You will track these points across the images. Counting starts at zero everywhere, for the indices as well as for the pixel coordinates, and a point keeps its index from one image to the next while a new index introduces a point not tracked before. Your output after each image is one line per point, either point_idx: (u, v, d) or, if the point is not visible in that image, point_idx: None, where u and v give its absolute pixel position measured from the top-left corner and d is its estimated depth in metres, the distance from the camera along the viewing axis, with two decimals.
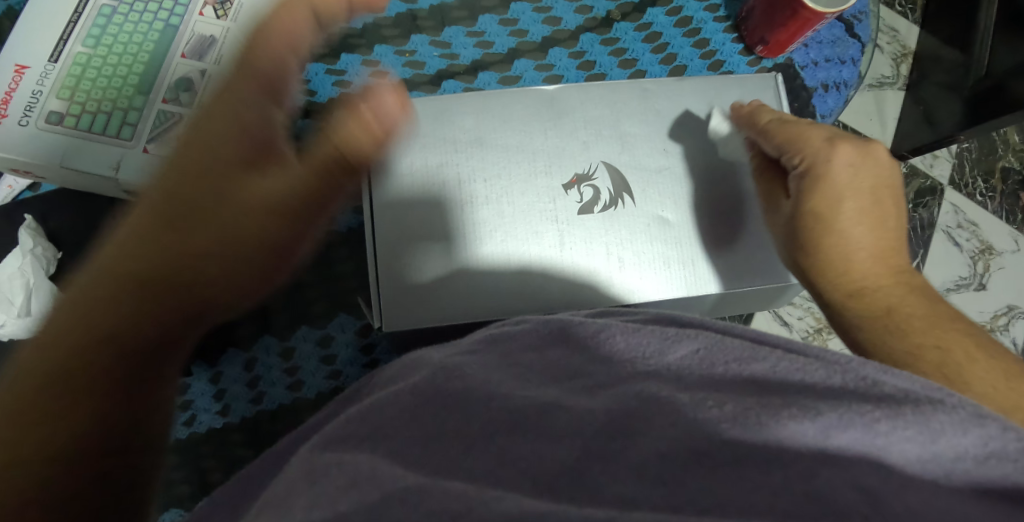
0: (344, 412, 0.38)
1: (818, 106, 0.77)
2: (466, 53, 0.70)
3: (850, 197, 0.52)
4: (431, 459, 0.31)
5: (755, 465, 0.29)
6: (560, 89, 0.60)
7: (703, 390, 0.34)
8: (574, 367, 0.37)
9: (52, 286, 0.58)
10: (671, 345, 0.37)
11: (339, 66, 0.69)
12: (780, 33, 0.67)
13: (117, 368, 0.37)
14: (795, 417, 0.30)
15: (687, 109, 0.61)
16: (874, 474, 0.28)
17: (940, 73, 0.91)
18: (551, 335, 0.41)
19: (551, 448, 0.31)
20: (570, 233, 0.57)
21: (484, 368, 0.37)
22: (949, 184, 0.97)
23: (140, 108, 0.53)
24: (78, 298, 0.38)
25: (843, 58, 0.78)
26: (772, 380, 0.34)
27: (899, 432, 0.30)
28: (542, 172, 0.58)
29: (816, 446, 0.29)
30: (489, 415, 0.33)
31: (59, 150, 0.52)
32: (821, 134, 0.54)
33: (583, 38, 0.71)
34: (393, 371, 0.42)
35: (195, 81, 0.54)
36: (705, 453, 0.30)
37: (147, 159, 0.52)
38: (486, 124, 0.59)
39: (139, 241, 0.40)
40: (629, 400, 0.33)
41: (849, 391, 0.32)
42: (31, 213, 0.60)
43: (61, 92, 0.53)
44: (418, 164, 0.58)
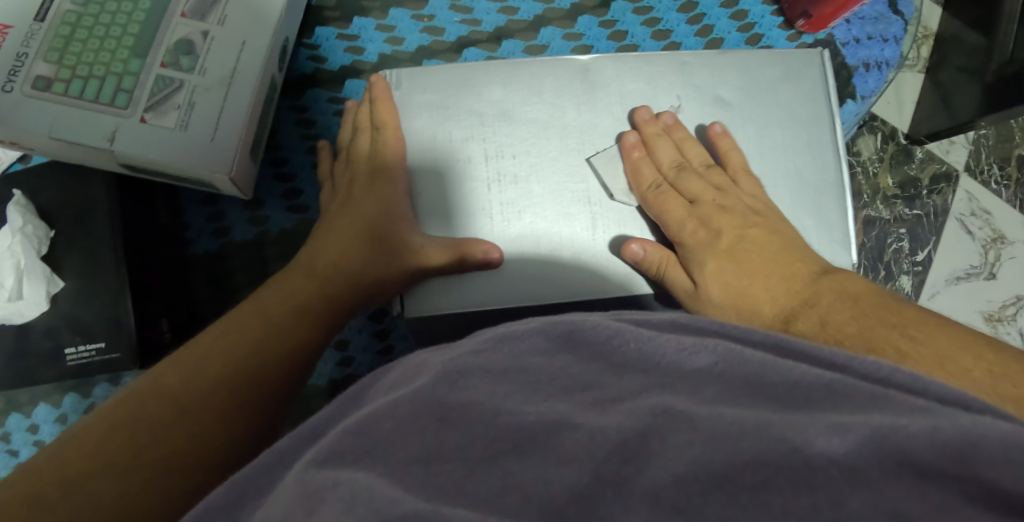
0: (351, 413, 0.34)
1: (858, 86, 0.73)
2: (488, 19, 0.65)
3: (712, 259, 0.52)
4: (434, 479, 0.28)
5: (779, 490, 0.25)
6: (594, 60, 0.56)
7: (725, 405, 0.29)
8: (586, 376, 0.33)
9: (45, 269, 0.54)
10: (685, 356, 0.32)
11: (351, 30, 0.64)
12: (825, 7, 0.62)
13: (264, 390, 0.46)
14: (826, 434, 0.26)
15: (728, 84, 0.56)
16: (905, 497, 0.24)
17: (961, 56, 0.86)
18: (553, 336, 0.35)
19: (562, 472, 0.27)
20: (603, 216, 0.53)
21: (491, 375, 0.33)
22: (964, 170, 0.93)
23: (135, 73, 0.48)
24: (254, 315, 0.49)
25: (885, 36, 0.74)
26: (797, 395, 0.29)
27: (937, 438, 0.25)
28: (574, 150, 0.54)
29: (845, 467, 0.25)
30: (495, 434, 0.29)
31: (48, 120, 0.46)
32: (682, 203, 0.54)
33: (614, 6, 0.66)
34: (398, 369, 0.37)
35: (196, 43, 0.49)
36: (727, 479, 0.26)
37: (145, 130, 0.47)
38: (515, 96, 0.55)
39: (296, 291, 0.52)
40: (641, 416, 0.29)
41: (895, 406, 0.28)
42: (20, 189, 0.56)
43: (49, 55, 0.48)
44: (441, 138, 0.54)
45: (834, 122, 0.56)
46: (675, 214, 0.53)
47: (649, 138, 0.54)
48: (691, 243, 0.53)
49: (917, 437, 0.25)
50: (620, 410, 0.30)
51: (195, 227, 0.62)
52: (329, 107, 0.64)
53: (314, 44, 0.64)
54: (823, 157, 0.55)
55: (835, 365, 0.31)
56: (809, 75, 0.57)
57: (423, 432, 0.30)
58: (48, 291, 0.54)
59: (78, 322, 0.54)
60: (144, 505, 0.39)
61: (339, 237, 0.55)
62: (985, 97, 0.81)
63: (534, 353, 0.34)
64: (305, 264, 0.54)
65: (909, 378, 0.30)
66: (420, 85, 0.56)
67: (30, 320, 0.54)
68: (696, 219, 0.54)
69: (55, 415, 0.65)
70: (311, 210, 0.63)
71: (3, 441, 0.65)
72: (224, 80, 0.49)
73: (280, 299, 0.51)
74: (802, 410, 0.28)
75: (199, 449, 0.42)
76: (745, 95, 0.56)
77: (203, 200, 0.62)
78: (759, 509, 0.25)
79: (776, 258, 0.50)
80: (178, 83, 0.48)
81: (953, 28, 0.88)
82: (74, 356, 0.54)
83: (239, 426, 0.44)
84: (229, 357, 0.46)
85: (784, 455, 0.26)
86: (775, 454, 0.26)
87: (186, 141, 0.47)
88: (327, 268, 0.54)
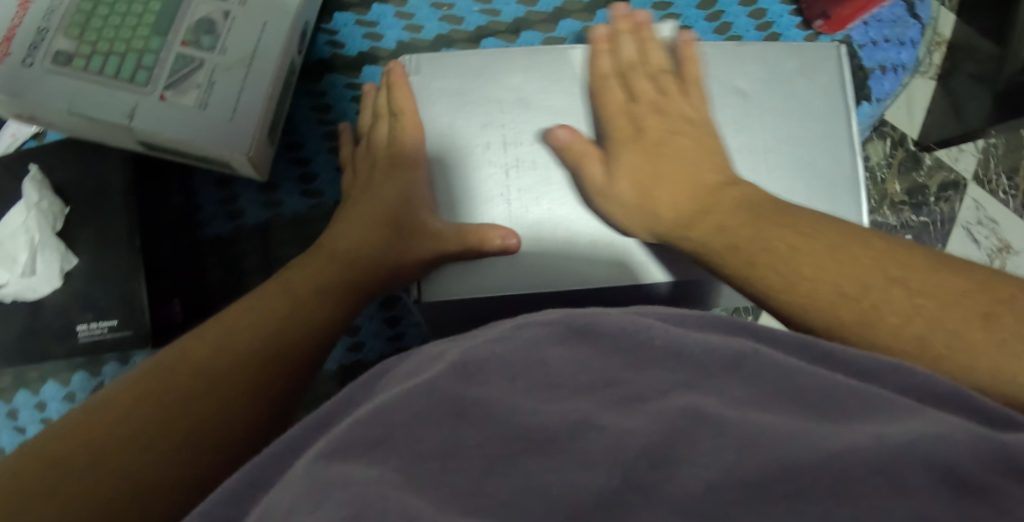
0: (361, 403, 0.35)
1: (874, 88, 0.73)
2: (508, 10, 0.65)
3: (623, 150, 0.54)
4: (451, 479, 0.28)
5: (820, 500, 0.25)
6: (613, 50, 0.57)
7: (756, 408, 0.29)
8: (610, 371, 0.32)
9: (59, 245, 0.54)
10: (714, 356, 0.32)
11: (370, 17, 0.64)
12: (843, 9, 0.63)
13: (289, 368, 0.47)
14: (856, 437, 0.26)
15: (745, 75, 0.57)
16: (947, 506, 0.24)
17: (974, 65, 0.86)
18: (568, 327, 0.35)
19: (588, 478, 0.27)
20: None
21: (514, 373, 0.33)
22: (971, 179, 0.93)
23: (156, 50, 0.48)
24: (281, 293, 0.50)
25: (903, 39, 0.74)
26: (830, 404, 0.29)
27: (977, 450, 0.26)
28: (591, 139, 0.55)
29: (890, 476, 0.25)
30: (513, 434, 0.29)
31: (67, 94, 0.46)
32: (619, 94, 0.56)
33: (634, 1, 0.67)
34: (415, 359, 0.38)
35: (217, 23, 0.49)
36: (760, 485, 0.25)
37: (163, 107, 0.47)
38: (535, 84, 0.55)
39: (320, 272, 0.53)
40: (670, 419, 0.29)
41: (925, 414, 0.28)
42: (37, 163, 0.56)
43: (70, 30, 0.48)
44: (459, 124, 0.54)
45: (850, 114, 0.56)
46: (608, 104, 0.55)
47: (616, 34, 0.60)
48: (616, 134, 0.55)
49: (959, 446, 0.25)
50: (647, 412, 0.30)
51: (207, 209, 0.62)
52: (346, 93, 0.64)
53: (333, 29, 0.64)
54: (840, 150, 0.55)
55: (865, 372, 0.32)
56: (827, 67, 0.57)
57: (440, 426, 0.30)
58: (61, 268, 0.54)
59: (91, 300, 0.54)
60: (164, 473, 0.38)
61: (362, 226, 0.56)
62: (994, 105, 0.81)
63: (551, 341, 0.34)
64: (330, 249, 0.55)
65: (943, 392, 0.30)
66: (438, 73, 0.55)
67: (43, 297, 0.54)
68: (642, 112, 0.56)
69: (63, 392, 0.65)
70: (326, 195, 0.63)
71: (11, 417, 0.65)
72: (244, 60, 0.49)
73: (302, 284, 0.51)
74: (837, 421, 0.28)
75: (223, 422, 0.42)
76: (761, 87, 0.56)
77: (217, 183, 0.62)
78: (796, 514, 0.25)
79: (682, 162, 0.52)
80: (198, 61, 0.48)
81: (965, 35, 0.88)
82: (85, 333, 0.54)
83: (264, 401, 0.44)
84: (256, 333, 0.47)
85: (822, 463, 0.26)
86: (814, 462, 0.26)
87: (204, 119, 0.47)
88: (349, 252, 0.55)
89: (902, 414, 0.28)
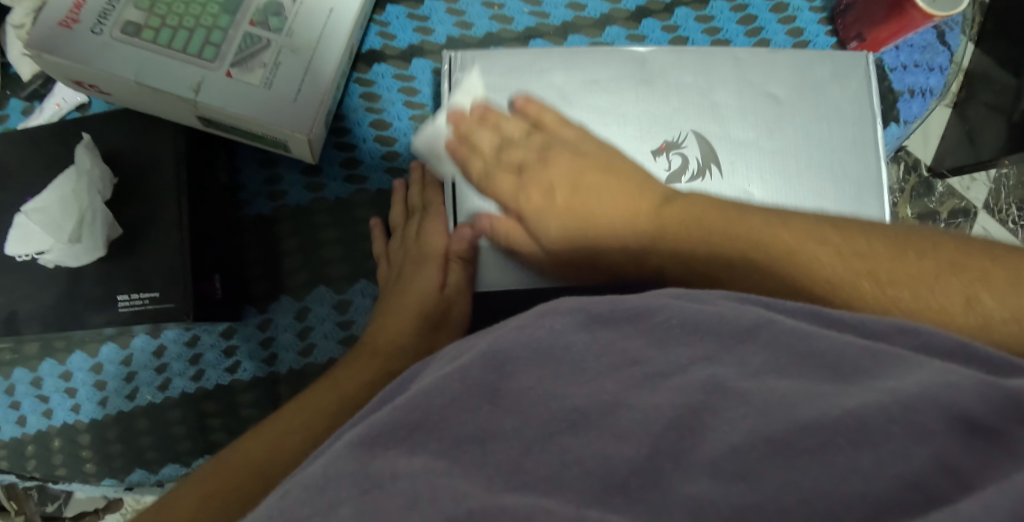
0: (408, 389, 0.36)
1: (902, 111, 0.74)
2: (556, 13, 0.67)
3: (546, 220, 0.54)
4: (491, 460, 0.30)
5: (839, 450, 0.27)
6: (652, 52, 0.60)
7: (774, 376, 0.31)
8: (633, 352, 0.34)
9: (107, 213, 0.54)
10: (739, 326, 0.34)
11: (422, 11, 0.66)
12: (880, 31, 0.65)
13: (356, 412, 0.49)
14: (876, 396, 0.28)
15: (781, 82, 0.60)
16: (966, 454, 0.26)
17: (990, 93, 0.88)
18: (592, 315, 0.36)
19: (619, 449, 0.29)
20: None
21: (535, 365, 0.34)
22: (983, 207, 0.94)
23: (225, 28, 0.49)
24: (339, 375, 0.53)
25: (932, 64, 0.75)
26: (844, 364, 0.30)
27: (988, 396, 0.27)
28: (634, 137, 0.59)
29: (909, 425, 0.27)
30: (550, 416, 0.31)
31: (135, 64, 0.47)
32: (515, 166, 0.57)
33: (678, 12, 0.68)
34: (450, 352, 0.39)
35: (285, 6, 0.50)
36: (784, 444, 0.28)
37: (230, 83, 0.48)
38: (575, 85, 0.60)
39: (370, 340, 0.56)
40: (693, 394, 0.31)
41: (930, 365, 0.29)
42: (88, 132, 0.57)
43: (140, 3, 0.49)
44: (503, 120, 0.59)
45: (877, 121, 0.60)
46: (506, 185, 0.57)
47: (483, 112, 0.59)
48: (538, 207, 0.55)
49: (967, 393, 0.27)
50: (671, 387, 0.31)
51: (250, 187, 0.63)
52: (394, 83, 0.64)
53: (384, 21, 0.65)
54: (865, 154, 0.59)
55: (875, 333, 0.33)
56: (856, 78, 0.60)
57: (476, 412, 0.32)
58: (108, 236, 0.54)
59: (132, 270, 0.55)
60: None
61: (415, 260, 0.59)
62: (1009, 135, 0.84)
63: (575, 328, 0.35)
64: (397, 289, 0.59)
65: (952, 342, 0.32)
66: (465, 81, 0.59)
67: (85, 264, 0.54)
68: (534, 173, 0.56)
69: (90, 363, 0.62)
70: (369, 183, 0.64)
71: (35, 386, 0.62)
72: (312, 44, 0.50)
73: (386, 330, 0.57)
74: (853, 383, 0.29)
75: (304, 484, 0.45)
76: (794, 96, 0.60)
77: (260, 163, 0.64)
78: (821, 470, 0.26)
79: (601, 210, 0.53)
80: (266, 42, 0.49)
81: (982, 65, 0.89)
82: (126, 303, 0.54)
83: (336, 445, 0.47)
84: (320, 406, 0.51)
85: (839, 418, 0.27)
86: (827, 417, 0.28)
87: (271, 97, 0.48)
88: (396, 314, 0.57)
89: (908, 367, 0.30)
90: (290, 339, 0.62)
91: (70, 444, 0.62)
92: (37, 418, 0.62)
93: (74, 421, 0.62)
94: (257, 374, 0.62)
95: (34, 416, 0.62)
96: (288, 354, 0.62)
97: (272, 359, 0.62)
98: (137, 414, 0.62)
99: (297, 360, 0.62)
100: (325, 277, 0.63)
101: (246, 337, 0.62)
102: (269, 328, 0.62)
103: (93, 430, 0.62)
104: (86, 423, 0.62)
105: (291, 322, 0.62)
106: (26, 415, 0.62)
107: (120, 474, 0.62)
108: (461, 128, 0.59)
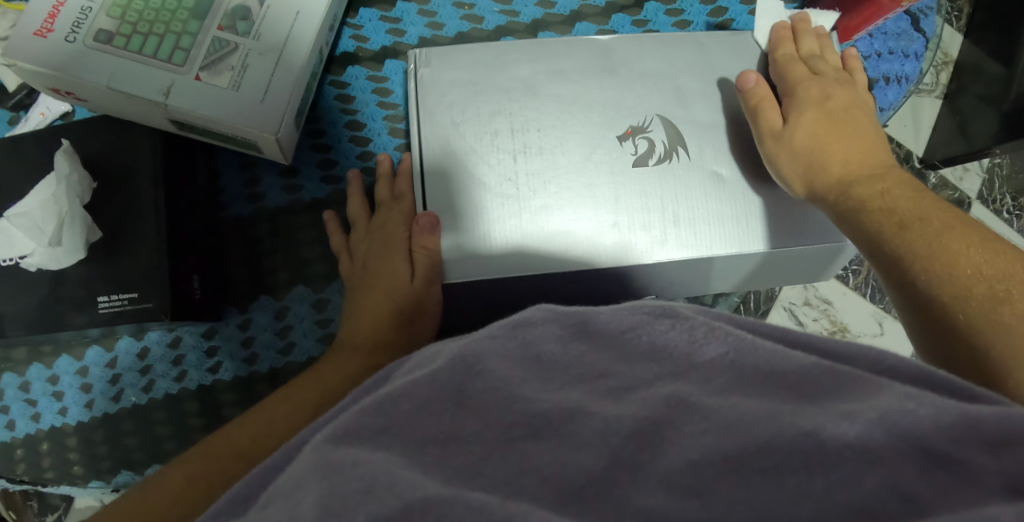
0: (374, 390, 0.37)
1: (878, 99, 0.75)
2: (526, 11, 0.68)
3: (808, 109, 0.58)
4: (451, 463, 0.30)
5: (794, 473, 0.28)
6: (614, 40, 0.63)
7: (736, 394, 0.31)
8: (601, 365, 0.35)
9: (86, 216, 0.55)
10: (697, 347, 0.34)
11: (394, 13, 0.67)
12: (852, 18, 0.65)
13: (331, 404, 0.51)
14: (835, 418, 0.29)
15: (739, 66, 0.63)
16: (917, 480, 0.27)
17: (981, 85, 0.89)
18: (566, 327, 0.37)
19: (576, 457, 0.30)
20: (625, 187, 0.57)
21: (505, 361, 0.35)
22: (977, 199, 0.93)
23: (193, 33, 0.50)
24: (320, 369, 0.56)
25: (907, 51, 0.76)
26: (801, 383, 0.31)
27: (940, 416, 0.28)
28: (600, 124, 0.59)
29: (858, 449, 0.28)
30: (511, 419, 0.32)
31: (107, 71, 0.49)
32: (814, 86, 0.60)
33: (648, 6, 0.69)
34: (417, 357, 0.39)
35: (253, 10, 0.51)
36: (742, 461, 0.28)
37: (199, 86, 0.49)
38: (541, 76, 0.61)
39: (348, 337, 0.58)
40: (656, 408, 0.31)
41: (892, 389, 0.30)
42: (70, 137, 0.58)
43: (112, 11, 0.50)
44: (471, 112, 0.59)
45: None
46: (796, 76, 0.60)
47: (801, 32, 0.64)
48: (801, 97, 0.59)
49: (924, 419, 0.28)
50: (634, 400, 0.32)
51: (230, 190, 0.65)
52: (367, 85, 0.66)
53: (357, 24, 0.66)
54: None
55: (839, 354, 0.34)
56: (828, 17, 0.66)
57: (442, 414, 0.32)
58: (86, 239, 0.56)
59: (113, 273, 0.56)
60: None
61: (380, 252, 0.61)
62: (1001, 125, 0.83)
63: (549, 340, 0.36)
64: (364, 284, 0.61)
65: (915, 370, 0.32)
66: (427, 74, 0.61)
67: (65, 267, 0.56)
68: (816, 83, 0.60)
69: (76, 367, 0.63)
70: (344, 182, 0.66)
71: (23, 390, 0.63)
72: (277, 47, 0.51)
73: (363, 327, 0.59)
74: (812, 400, 0.30)
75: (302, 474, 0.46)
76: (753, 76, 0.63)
77: (239, 166, 0.65)
78: (778, 489, 0.27)
79: (862, 139, 0.56)
80: (233, 46, 0.50)
81: (974, 56, 0.91)
82: (106, 304, 0.55)
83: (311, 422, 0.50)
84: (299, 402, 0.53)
85: (800, 441, 0.28)
86: (794, 443, 0.28)
87: (238, 100, 0.49)
88: (369, 313, 0.59)
89: (871, 389, 0.30)
90: (269, 338, 0.63)
91: (57, 447, 0.63)
92: (25, 422, 0.63)
93: (62, 424, 0.63)
94: (237, 374, 0.63)
95: (23, 420, 0.63)
96: (267, 353, 0.63)
97: (252, 359, 0.63)
98: (123, 416, 0.63)
99: (277, 358, 0.63)
100: (306, 278, 0.64)
101: (226, 337, 0.63)
102: (249, 328, 0.63)
103: (80, 433, 0.63)
104: (73, 426, 0.63)
105: (270, 322, 0.63)
106: (15, 419, 0.63)
107: (106, 476, 0.63)
108: (427, 122, 0.59)
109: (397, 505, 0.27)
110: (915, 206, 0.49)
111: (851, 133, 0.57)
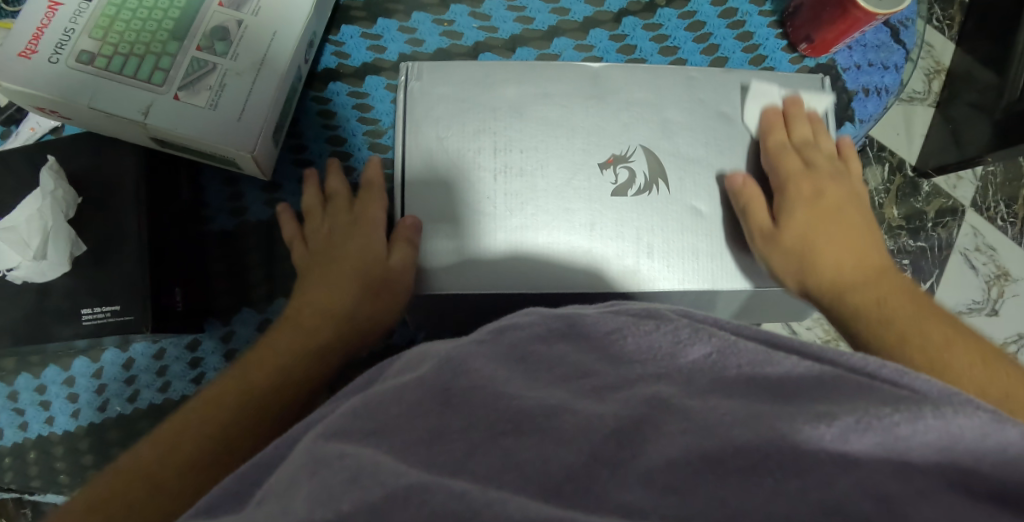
0: (348, 401, 0.38)
1: (857, 110, 0.74)
2: (505, 26, 0.69)
3: (798, 213, 0.59)
4: (438, 458, 0.30)
5: (770, 472, 0.27)
6: (604, 68, 0.63)
7: (717, 394, 0.32)
8: (585, 364, 0.35)
9: (71, 232, 0.57)
10: (682, 347, 0.35)
11: (375, 30, 0.68)
12: (827, 32, 0.66)
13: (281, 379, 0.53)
14: (813, 422, 0.29)
15: (728, 96, 0.63)
16: (892, 480, 0.27)
17: (972, 92, 0.89)
18: (552, 329, 0.38)
19: (559, 450, 0.29)
20: (601, 214, 0.59)
21: (492, 361, 0.35)
22: (971, 206, 0.93)
23: (173, 54, 0.52)
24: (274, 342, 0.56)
25: (886, 63, 0.74)
26: (787, 387, 0.32)
27: (921, 428, 0.28)
28: (581, 150, 0.60)
29: (836, 454, 0.28)
30: (497, 415, 0.31)
31: (88, 91, 0.50)
32: (809, 187, 0.60)
33: (626, 22, 0.70)
34: (403, 359, 0.40)
35: (231, 31, 0.53)
36: (718, 460, 0.28)
37: (178, 106, 0.50)
38: (528, 98, 0.62)
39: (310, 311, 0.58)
40: (637, 406, 0.31)
41: (869, 396, 0.30)
42: (55, 155, 0.59)
43: (94, 32, 0.52)
44: (456, 129, 0.61)
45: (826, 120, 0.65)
46: (787, 168, 0.61)
47: (792, 116, 0.63)
48: (794, 194, 0.60)
49: (896, 423, 0.28)
50: (617, 398, 0.32)
51: (213, 204, 0.66)
52: (349, 101, 0.67)
53: (339, 41, 0.68)
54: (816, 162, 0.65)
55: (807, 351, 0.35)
56: (819, 98, 0.65)
57: (427, 417, 0.32)
58: (72, 253, 0.57)
59: (96, 286, 0.57)
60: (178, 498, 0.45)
61: (348, 231, 0.62)
62: (994, 132, 0.83)
63: (535, 340, 0.37)
64: (330, 259, 0.61)
65: (894, 374, 0.32)
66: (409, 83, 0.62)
67: (51, 280, 0.57)
68: (807, 177, 0.61)
69: (63, 377, 0.64)
70: None
71: (11, 399, 0.64)
72: (255, 65, 0.52)
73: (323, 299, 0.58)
74: (791, 402, 0.31)
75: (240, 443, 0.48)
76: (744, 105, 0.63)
77: (224, 181, 0.66)
78: (748, 489, 0.27)
79: (850, 240, 0.58)
80: (211, 65, 0.52)
81: (965, 65, 0.92)
82: (89, 317, 0.57)
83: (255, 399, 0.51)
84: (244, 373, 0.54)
85: (773, 440, 0.28)
86: (765, 440, 0.28)
87: (215, 118, 0.50)
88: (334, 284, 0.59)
89: (850, 397, 0.30)
90: None
91: (45, 456, 0.64)
92: (13, 430, 0.64)
93: (49, 433, 0.64)
94: None
95: (10, 429, 0.64)
96: None
97: None
98: (108, 426, 0.64)
99: None
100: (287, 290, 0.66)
101: (209, 350, 0.64)
102: (232, 340, 0.64)
103: (67, 442, 0.64)
104: (60, 435, 0.64)
105: (251, 334, 0.64)
106: (4, 428, 0.64)
107: None
108: (404, 132, 0.60)
109: (381, 493, 0.27)
110: (913, 320, 0.49)
111: (839, 238, 0.58)
